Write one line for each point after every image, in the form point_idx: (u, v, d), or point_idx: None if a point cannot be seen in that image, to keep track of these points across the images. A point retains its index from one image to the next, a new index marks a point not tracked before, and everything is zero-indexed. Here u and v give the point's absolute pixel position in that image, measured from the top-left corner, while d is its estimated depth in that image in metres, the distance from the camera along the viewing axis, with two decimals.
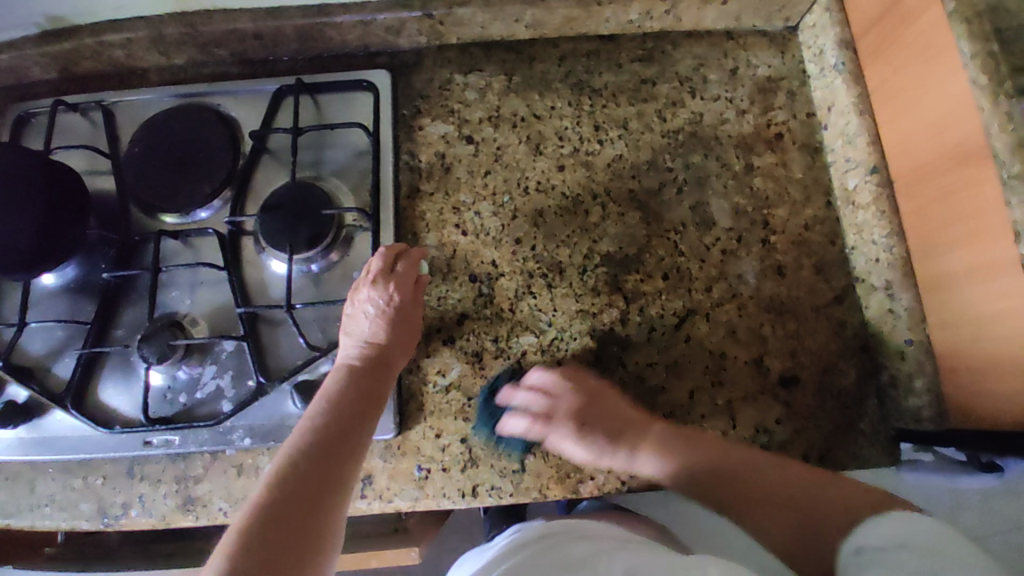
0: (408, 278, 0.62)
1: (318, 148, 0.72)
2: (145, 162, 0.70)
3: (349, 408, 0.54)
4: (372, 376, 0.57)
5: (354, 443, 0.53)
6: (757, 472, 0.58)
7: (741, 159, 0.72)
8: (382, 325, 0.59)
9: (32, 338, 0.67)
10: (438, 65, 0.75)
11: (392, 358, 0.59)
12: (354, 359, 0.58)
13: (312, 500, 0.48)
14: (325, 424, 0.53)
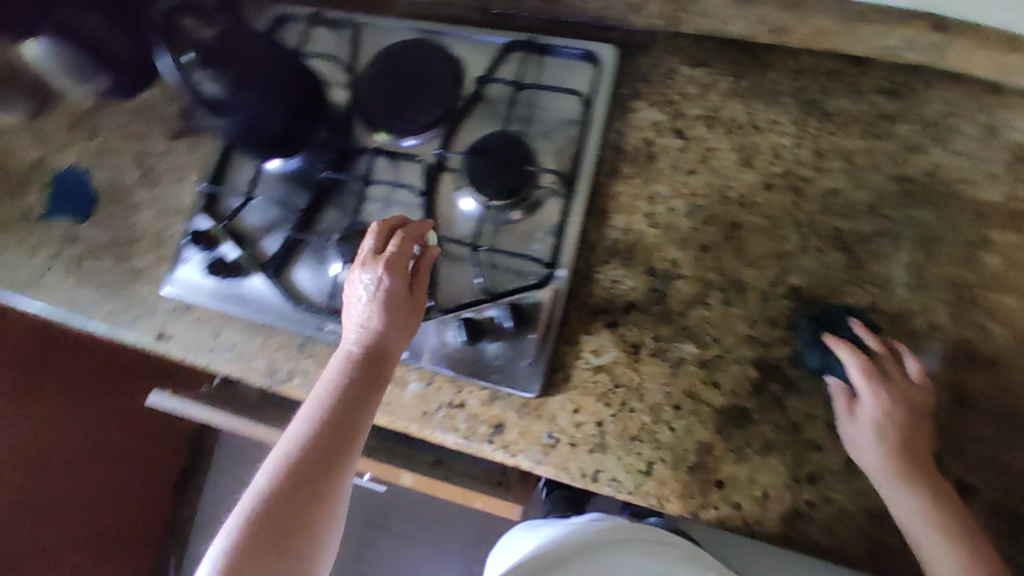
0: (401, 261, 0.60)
1: (530, 106, 0.74)
2: (377, 82, 0.75)
3: (337, 409, 0.53)
4: (364, 370, 0.55)
5: (339, 445, 0.52)
6: None
7: (976, 229, 0.64)
8: (377, 310, 0.57)
9: (252, 210, 0.77)
10: (667, 52, 0.73)
11: (387, 344, 0.57)
12: (353, 349, 0.57)
13: (293, 504, 0.49)
14: (310, 429, 0.52)
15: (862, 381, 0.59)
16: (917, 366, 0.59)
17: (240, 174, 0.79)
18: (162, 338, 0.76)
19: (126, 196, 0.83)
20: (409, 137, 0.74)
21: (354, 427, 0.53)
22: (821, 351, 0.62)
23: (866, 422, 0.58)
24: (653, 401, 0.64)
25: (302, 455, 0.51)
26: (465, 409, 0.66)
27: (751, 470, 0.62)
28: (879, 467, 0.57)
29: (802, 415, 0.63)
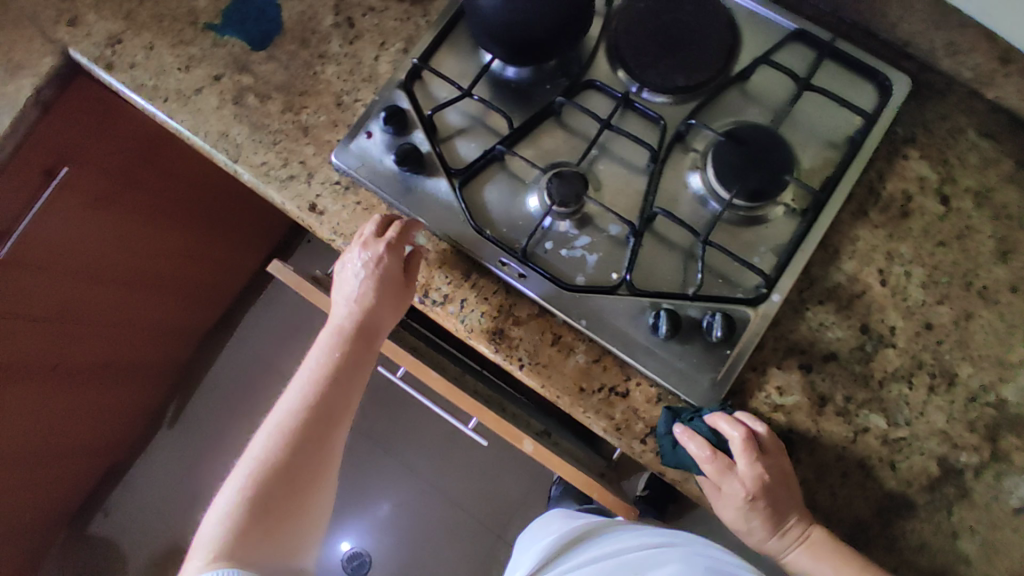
0: (401, 241, 0.60)
1: (796, 110, 0.66)
2: (641, 18, 0.66)
3: (330, 382, 0.57)
4: (356, 349, 0.59)
5: (334, 410, 0.57)
6: None
7: None
8: (375, 289, 0.58)
9: (457, 106, 0.66)
10: (958, 108, 0.66)
11: (383, 323, 0.60)
12: (344, 325, 0.59)
13: (290, 481, 0.53)
14: (304, 401, 0.56)
15: (717, 476, 0.56)
16: (765, 433, 0.56)
17: (456, 65, 0.68)
18: (311, 210, 0.65)
19: (310, 35, 0.72)
20: (642, 89, 0.66)
21: (346, 397, 0.58)
22: (672, 441, 0.57)
23: (735, 512, 0.57)
24: (823, 462, 0.60)
25: (293, 433, 0.55)
26: (628, 402, 0.61)
27: (897, 562, 0.59)
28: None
29: (965, 527, 0.59)
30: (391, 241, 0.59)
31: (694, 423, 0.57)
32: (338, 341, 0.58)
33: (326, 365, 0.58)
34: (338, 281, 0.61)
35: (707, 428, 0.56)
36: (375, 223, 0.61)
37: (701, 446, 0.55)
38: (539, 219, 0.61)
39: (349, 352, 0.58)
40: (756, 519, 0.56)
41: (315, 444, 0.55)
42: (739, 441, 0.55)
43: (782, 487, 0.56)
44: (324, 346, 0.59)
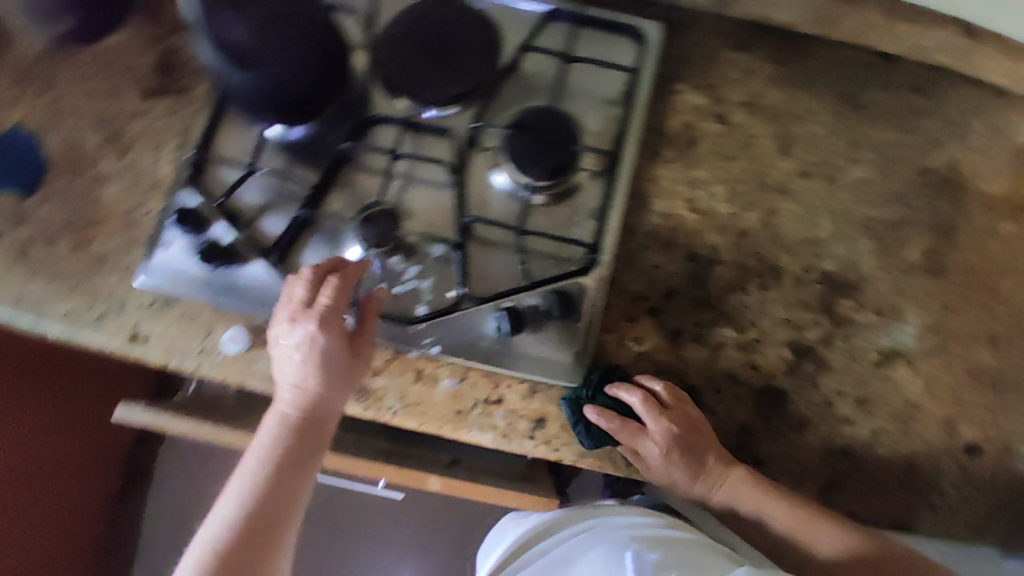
0: (335, 310, 0.57)
1: (570, 82, 0.69)
2: (398, 41, 0.67)
3: (273, 484, 0.53)
4: (301, 441, 0.55)
5: (273, 524, 0.52)
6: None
7: (987, 221, 0.69)
8: (319, 373, 0.56)
9: (250, 185, 0.66)
10: (708, 32, 0.71)
11: (330, 406, 0.57)
12: (288, 412, 0.56)
13: None
14: (246, 512, 0.51)
15: (628, 441, 0.60)
16: (663, 389, 0.61)
17: (233, 142, 0.67)
18: (134, 339, 0.66)
19: (86, 164, 0.69)
20: (425, 109, 0.67)
21: (293, 499, 0.53)
22: (585, 426, 0.61)
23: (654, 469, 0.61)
24: (695, 387, 0.65)
25: (223, 560, 0.49)
26: (505, 406, 0.64)
27: (789, 449, 0.64)
28: (785, 521, 0.60)
29: (833, 394, 0.65)
30: (327, 305, 0.57)
31: (595, 399, 0.62)
32: (285, 425, 0.55)
33: (270, 457, 0.53)
34: (288, 331, 0.57)
35: (609, 399, 0.61)
36: (311, 274, 0.58)
37: (606, 419, 0.60)
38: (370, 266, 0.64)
39: (297, 445, 0.54)
40: (673, 469, 0.61)
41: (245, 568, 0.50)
42: (639, 404, 0.60)
43: (690, 434, 0.60)
44: (272, 432, 0.55)
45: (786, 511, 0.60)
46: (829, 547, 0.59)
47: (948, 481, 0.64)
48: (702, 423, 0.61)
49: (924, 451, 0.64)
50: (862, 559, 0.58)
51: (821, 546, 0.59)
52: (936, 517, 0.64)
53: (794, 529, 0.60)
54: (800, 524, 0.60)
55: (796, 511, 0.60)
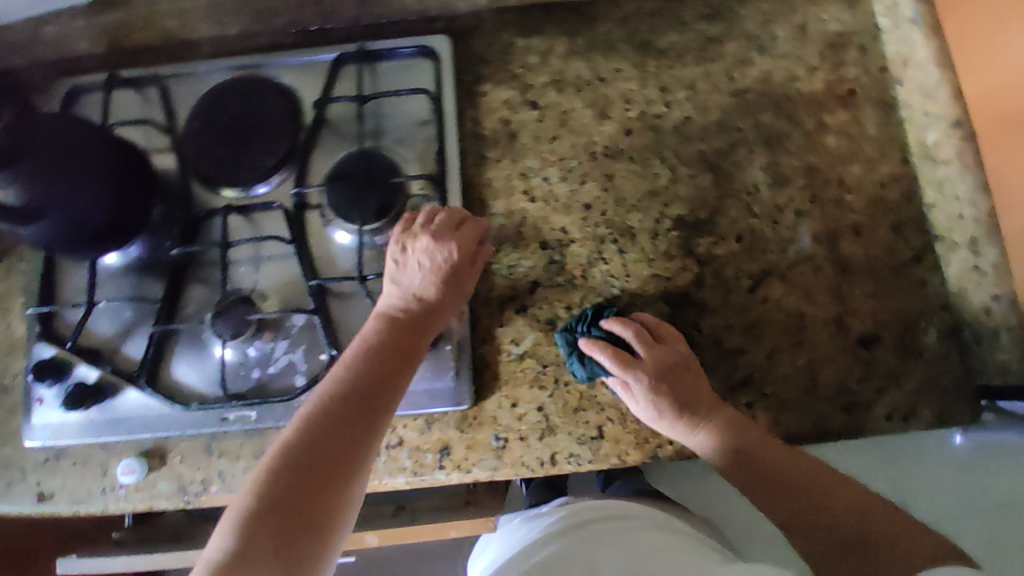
0: (469, 240, 0.61)
1: (378, 118, 0.71)
2: (203, 135, 0.69)
3: (357, 377, 0.53)
4: (404, 338, 0.56)
5: (358, 429, 0.50)
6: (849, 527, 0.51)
7: (812, 118, 0.70)
8: (431, 287, 0.59)
9: (101, 318, 0.68)
10: (498, 28, 0.73)
11: (437, 317, 0.59)
12: (395, 308, 0.58)
13: (317, 463, 0.48)
14: (336, 385, 0.52)
15: (620, 371, 0.60)
16: (648, 319, 0.63)
17: (75, 288, 0.71)
18: (44, 498, 0.67)
19: None
20: (257, 186, 0.69)
21: (380, 391, 0.53)
22: (580, 357, 0.62)
23: (645, 404, 0.60)
24: None
25: (312, 426, 0.49)
26: (407, 445, 0.64)
27: None
28: (783, 464, 0.57)
29: (718, 331, 0.65)
30: (466, 226, 0.61)
31: (590, 334, 0.62)
32: (378, 329, 0.57)
33: (354, 358, 0.55)
34: (398, 272, 0.59)
35: (604, 332, 0.62)
36: (403, 220, 0.63)
37: (602, 353, 0.60)
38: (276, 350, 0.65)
39: (385, 345, 0.56)
40: (664, 403, 0.59)
41: (339, 432, 0.50)
42: (633, 337, 0.61)
43: (682, 368, 0.61)
44: (372, 326, 0.57)
45: (765, 459, 0.57)
46: (791, 499, 0.55)
47: (856, 378, 0.63)
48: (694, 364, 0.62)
49: (823, 357, 0.64)
50: (829, 507, 0.53)
51: (783, 501, 0.55)
52: (854, 420, 0.62)
53: (763, 479, 0.57)
54: (777, 472, 0.56)
55: (784, 454, 0.57)
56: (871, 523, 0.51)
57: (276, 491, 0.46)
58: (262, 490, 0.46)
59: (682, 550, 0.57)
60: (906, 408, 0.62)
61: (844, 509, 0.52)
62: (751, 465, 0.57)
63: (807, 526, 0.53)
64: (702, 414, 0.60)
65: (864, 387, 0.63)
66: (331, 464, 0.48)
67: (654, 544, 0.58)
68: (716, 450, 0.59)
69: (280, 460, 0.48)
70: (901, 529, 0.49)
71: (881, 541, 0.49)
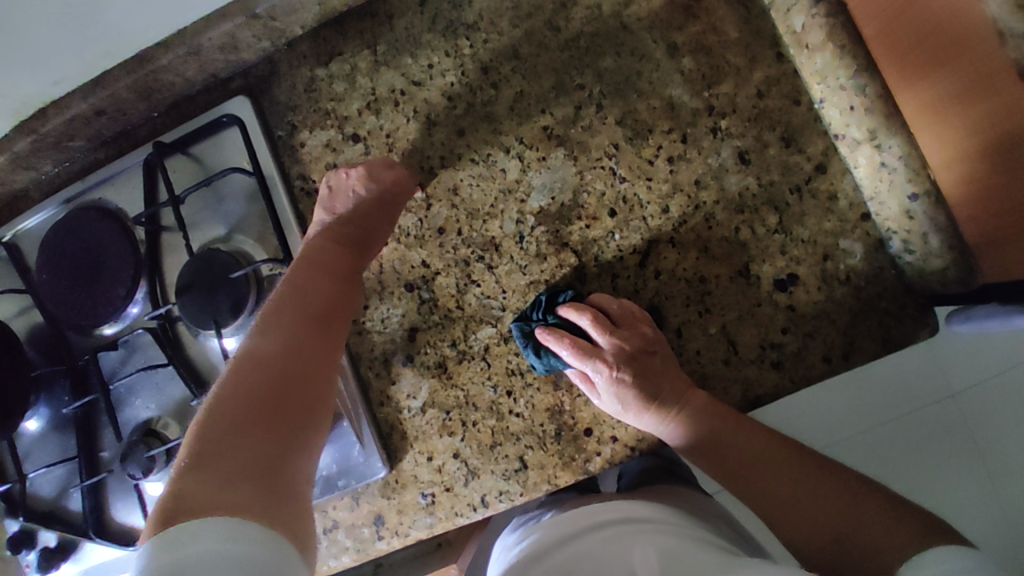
0: (381, 161, 0.60)
1: (209, 206, 0.66)
2: (55, 284, 0.67)
3: (315, 286, 0.52)
4: (349, 249, 0.57)
5: (327, 323, 0.50)
6: (818, 518, 0.47)
7: (660, 42, 0.59)
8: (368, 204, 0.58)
9: (41, 484, 0.70)
10: (295, 66, 0.66)
11: (375, 231, 0.59)
12: (331, 227, 0.58)
13: (291, 359, 0.46)
14: (289, 291, 0.51)
15: (578, 361, 0.55)
16: (613, 304, 0.57)
17: (5, 462, 0.72)
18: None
19: None
20: (116, 322, 0.67)
21: (337, 297, 0.53)
22: (534, 349, 0.57)
23: (609, 397, 0.55)
24: (487, 401, 0.60)
25: (275, 326, 0.47)
26: (342, 526, 0.63)
27: None
28: (756, 448, 0.52)
29: None
30: (398, 163, 0.61)
31: (547, 322, 0.57)
32: (320, 243, 0.56)
33: (304, 271, 0.53)
34: (331, 200, 0.60)
35: (560, 320, 0.56)
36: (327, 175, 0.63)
37: (559, 345, 0.55)
38: None
39: (335, 256, 0.56)
40: (630, 394, 0.54)
41: (305, 335, 0.48)
42: (591, 325, 0.55)
43: (646, 354, 0.55)
44: (312, 243, 0.57)
45: (744, 441, 0.52)
46: (771, 484, 0.50)
47: (781, 327, 0.55)
48: (663, 350, 0.55)
49: (738, 316, 0.56)
50: (812, 486, 0.48)
51: (764, 488, 0.50)
52: (787, 375, 0.55)
53: (741, 465, 0.52)
54: (756, 450, 0.52)
55: (751, 437, 0.52)
56: (851, 502, 0.46)
57: (244, 395, 0.42)
58: (240, 386, 0.42)
59: (711, 555, 0.44)
60: (845, 344, 0.54)
61: (828, 491, 0.48)
62: (720, 453, 0.53)
63: (786, 508, 0.49)
64: (670, 402, 0.54)
65: (791, 336, 0.55)
66: (301, 369, 0.45)
67: (678, 549, 0.44)
68: (689, 442, 0.54)
69: (241, 367, 0.44)
70: (879, 509, 0.45)
71: (857, 517, 0.45)
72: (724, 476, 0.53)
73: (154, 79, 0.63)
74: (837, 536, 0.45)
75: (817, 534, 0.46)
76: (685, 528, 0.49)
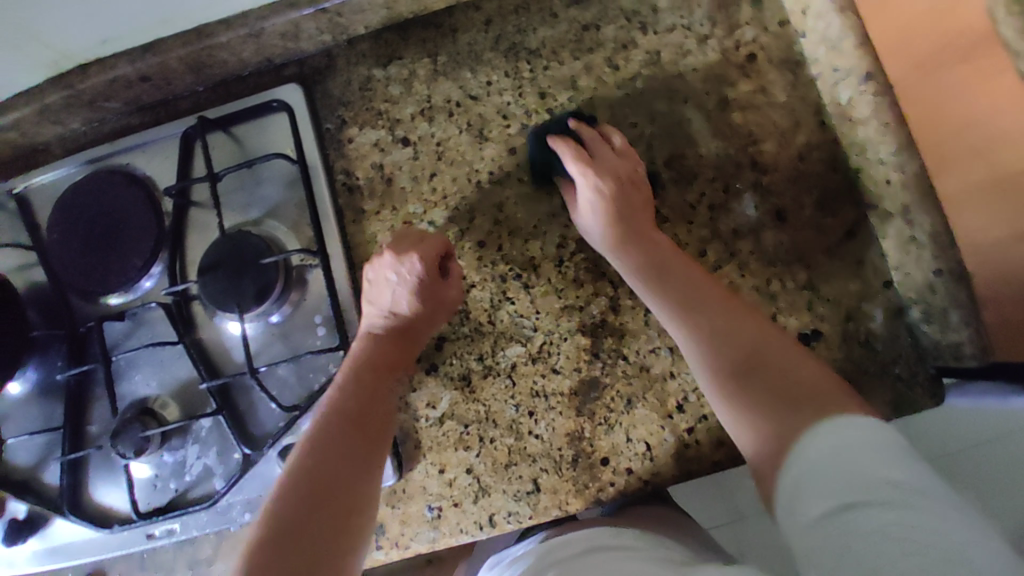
0: (427, 253, 0.58)
1: (245, 189, 0.65)
2: (66, 245, 0.65)
3: (358, 386, 0.54)
4: (394, 347, 0.57)
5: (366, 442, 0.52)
6: (773, 371, 0.48)
7: (713, 94, 0.62)
8: (414, 296, 0.57)
9: (16, 451, 0.67)
10: (353, 63, 0.66)
11: (418, 329, 0.58)
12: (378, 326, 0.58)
13: (329, 490, 0.48)
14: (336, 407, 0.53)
15: (576, 167, 0.59)
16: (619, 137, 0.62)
17: None
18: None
19: None
20: (126, 293, 0.65)
21: (375, 411, 0.54)
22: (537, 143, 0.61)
23: (588, 208, 0.59)
24: (508, 420, 0.60)
25: (320, 450, 0.50)
26: None
27: (625, 429, 0.59)
28: (718, 302, 0.53)
29: (645, 353, 0.59)
30: (440, 245, 0.59)
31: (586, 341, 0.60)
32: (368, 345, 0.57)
33: (348, 369, 0.55)
34: (373, 292, 0.59)
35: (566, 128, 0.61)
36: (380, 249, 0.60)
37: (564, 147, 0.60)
38: (210, 465, 0.62)
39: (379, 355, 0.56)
40: (607, 214, 0.58)
41: (343, 461, 0.50)
42: (597, 138, 0.61)
43: (631, 179, 0.60)
44: (360, 344, 0.57)
45: (716, 314, 0.52)
46: (716, 316, 0.52)
47: None
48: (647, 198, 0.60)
49: None
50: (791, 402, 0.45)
51: (707, 319, 0.52)
52: None
53: (689, 292, 0.53)
54: (727, 345, 0.50)
55: (718, 293, 0.53)
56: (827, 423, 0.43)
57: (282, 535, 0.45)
58: (279, 522, 0.46)
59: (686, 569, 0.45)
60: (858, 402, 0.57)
61: (778, 347, 0.49)
62: (664, 278, 0.55)
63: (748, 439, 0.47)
64: (645, 241, 0.57)
65: None
66: (340, 479, 0.49)
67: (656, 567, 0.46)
68: (641, 264, 0.56)
69: (282, 500, 0.47)
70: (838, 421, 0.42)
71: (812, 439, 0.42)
72: (666, 285, 0.54)
73: (208, 55, 0.62)
74: (781, 399, 0.46)
75: (764, 401, 0.47)
76: (671, 551, 0.50)
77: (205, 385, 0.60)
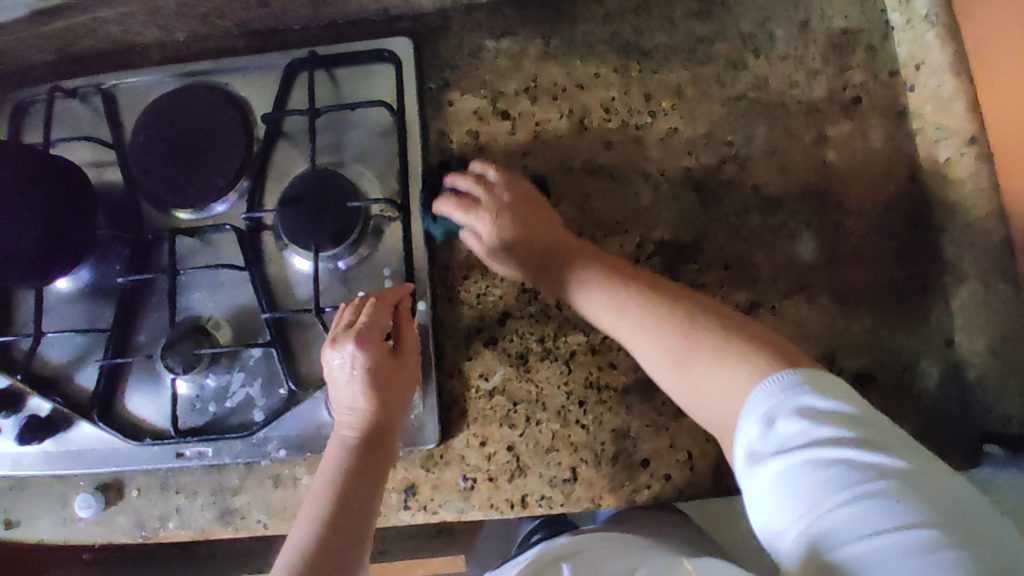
0: (371, 331, 0.54)
1: (337, 131, 0.66)
2: (150, 152, 0.65)
3: (326, 510, 0.49)
4: (363, 448, 0.52)
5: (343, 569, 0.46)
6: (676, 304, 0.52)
7: (813, 129, 0.63)
8: (367, 384, 0.53)
9: (53, 347, 0.66)
10: (466, 29, 0.67)
11: (387, 418, 0.54)
12: (348, 433, 0.53)
13: None
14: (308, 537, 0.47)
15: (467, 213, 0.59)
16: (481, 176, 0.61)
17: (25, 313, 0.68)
18: (7, 526, 0.64)
19: None
20: (199, 209, 0.64)
21: (352, 529, 0.48)
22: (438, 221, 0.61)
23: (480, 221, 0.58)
24: (557, 405, 0.60)
25: None
26: None
27: (670, 437, 0.59)
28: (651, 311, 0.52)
29: None
30: (382, 320, 0.55)
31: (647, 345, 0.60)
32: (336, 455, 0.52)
33: (321, 490, 0.50)
34: (333, 392, 0.55)
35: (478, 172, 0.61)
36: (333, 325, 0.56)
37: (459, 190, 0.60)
38: (254, 396, 0.62)
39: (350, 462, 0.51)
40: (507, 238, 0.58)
41: None
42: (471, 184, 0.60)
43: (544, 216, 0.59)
44: (333, 455, 0.52)
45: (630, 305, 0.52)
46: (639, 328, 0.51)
47: None
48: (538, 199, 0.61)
49: None
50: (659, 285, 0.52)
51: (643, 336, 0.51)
52: None
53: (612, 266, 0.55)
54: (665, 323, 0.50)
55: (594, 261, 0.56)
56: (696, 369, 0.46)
57: None
58: None
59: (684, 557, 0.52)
60: None
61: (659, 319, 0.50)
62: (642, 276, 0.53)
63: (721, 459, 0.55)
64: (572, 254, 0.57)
65: None
66: None
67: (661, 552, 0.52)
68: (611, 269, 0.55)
69: None
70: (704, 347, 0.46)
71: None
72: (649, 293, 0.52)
73: None
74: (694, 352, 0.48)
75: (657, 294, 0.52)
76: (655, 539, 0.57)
77: (267, 314, 0.60)
